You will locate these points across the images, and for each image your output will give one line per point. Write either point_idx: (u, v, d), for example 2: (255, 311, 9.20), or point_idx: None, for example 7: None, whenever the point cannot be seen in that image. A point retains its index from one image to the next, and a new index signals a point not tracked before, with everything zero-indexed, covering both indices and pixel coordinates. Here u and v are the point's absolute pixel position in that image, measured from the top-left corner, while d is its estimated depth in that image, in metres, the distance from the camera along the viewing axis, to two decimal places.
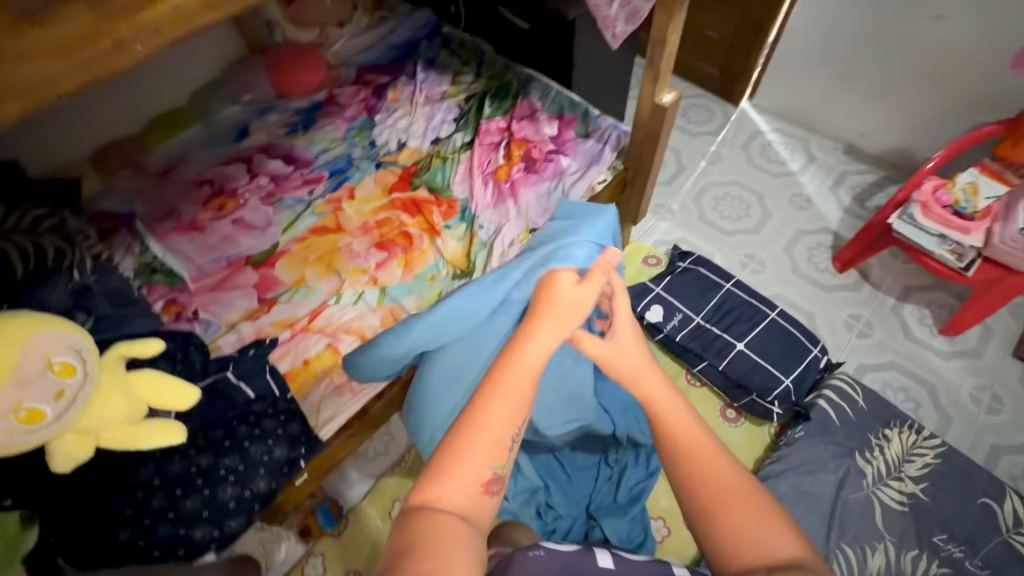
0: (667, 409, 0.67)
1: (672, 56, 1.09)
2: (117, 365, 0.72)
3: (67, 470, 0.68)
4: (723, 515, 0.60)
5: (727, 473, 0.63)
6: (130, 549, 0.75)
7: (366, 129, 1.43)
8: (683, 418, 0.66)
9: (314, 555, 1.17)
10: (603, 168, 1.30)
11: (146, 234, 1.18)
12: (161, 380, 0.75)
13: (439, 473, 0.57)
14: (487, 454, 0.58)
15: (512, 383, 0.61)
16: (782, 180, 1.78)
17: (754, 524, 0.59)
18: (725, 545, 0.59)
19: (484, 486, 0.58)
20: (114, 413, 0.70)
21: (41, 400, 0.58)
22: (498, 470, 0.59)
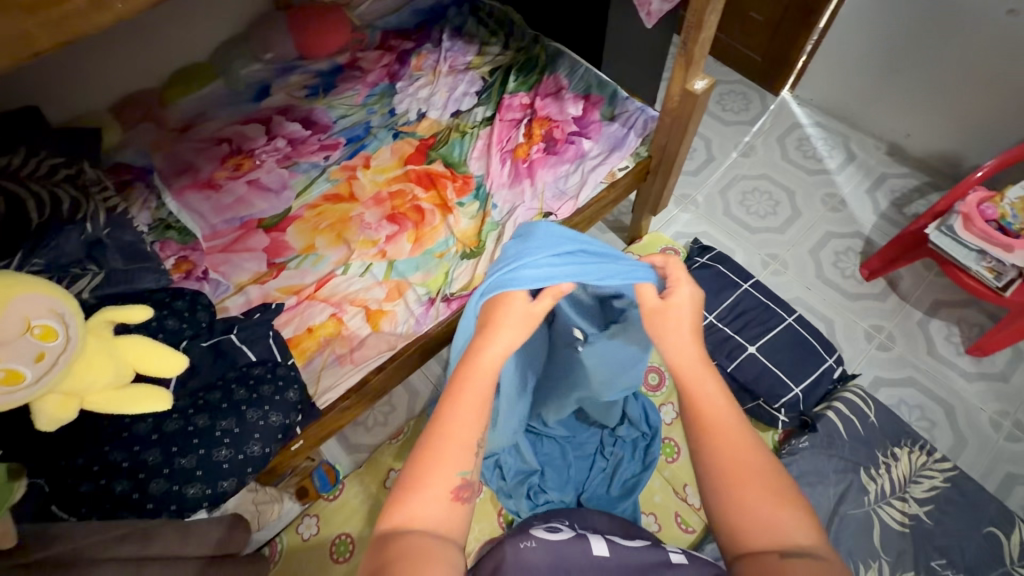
0: (698, 374, 0.65)
1: (709, 40, 1.03)
2: (104, 330, 0.72)
3: (51, 429, 0.68)
4: (737, 491, 0.58)
5: (746, 447, 0.61)
6: (125, 500, 0.76)
7: (386, 96, 1.40)
8: (709, 387, 0.65)
9: (309, 516, 1.18)
10: (626, 154, 1.24)
11: (162, 189, 1.19)
12: (149, 346, 0.75)
13: (411, 486, 0.58)
14: (451, 461, 0.59)
15: (472, 395, 0.63)
16: (816, 178, 1.69)
17: (767, 503, 0.58)
18: (737, 521, 0.58)
19: (454, 492, 0.58)
20: (98, 377, 0.70)
21: (20, 362, 0.56)
22: (466, 476, 0.60)
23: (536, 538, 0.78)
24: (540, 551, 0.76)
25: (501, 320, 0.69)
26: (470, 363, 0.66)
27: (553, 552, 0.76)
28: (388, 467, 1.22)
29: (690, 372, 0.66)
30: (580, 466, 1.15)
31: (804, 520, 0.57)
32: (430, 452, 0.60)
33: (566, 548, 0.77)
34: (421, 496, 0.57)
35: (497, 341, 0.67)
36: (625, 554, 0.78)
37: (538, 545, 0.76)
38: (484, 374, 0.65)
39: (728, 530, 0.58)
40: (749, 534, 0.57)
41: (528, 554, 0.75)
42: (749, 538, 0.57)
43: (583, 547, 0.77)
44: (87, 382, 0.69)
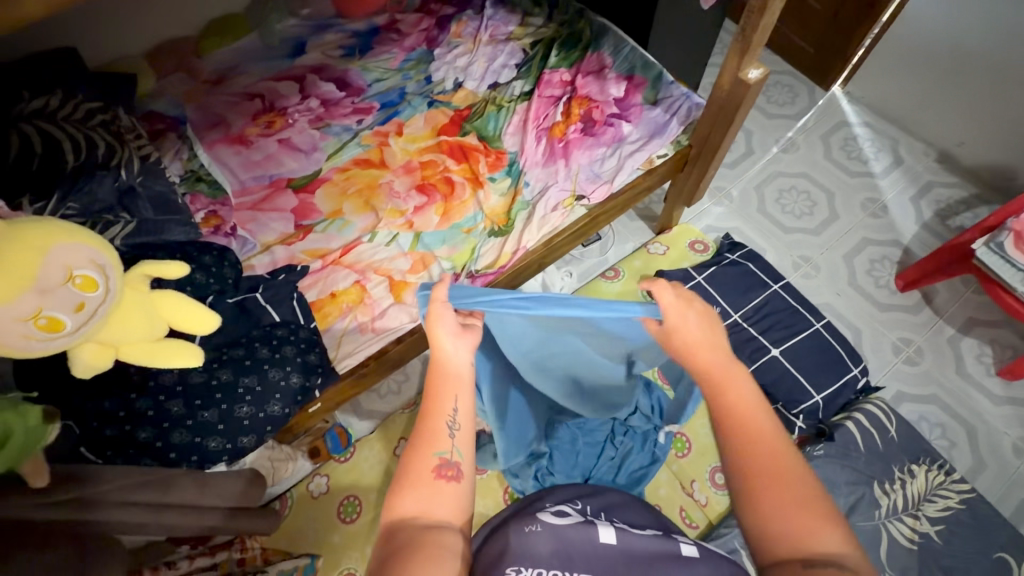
0: (724, 382, 0.66)
1: (769, 27, 0.97)
2: (141, 283, 0.71)
3: (87, 376, 0.69)
4: (767, 496, 0.58)
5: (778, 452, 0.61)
6: (148, 448, 0.78)
7: (423, 62, 1.36)
8: (741, 392, 0.65)
9: (320, 474, 1.19)
10: (666, 141, 1.20)
11: (195, 141, 1.18)
12: (183, 302, 0.75)
13: (402, 486, 0.63)
14: (430, 445, 0.64)
15: (436, 388, 0.68)
16: (859, 181, 1.63)
17: (796, 510, 0.57)
18: (764, 525, 0.58)
19: (435, 471, 0.63)
20: (136, 330, 0.70)
21: (61, 310, 0.56)
22: (443, 456, 0.64)
23: (543, 523, 0.78)
24: (546, 538, 0.76)
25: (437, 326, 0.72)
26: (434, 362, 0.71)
27: (559, 538, 0.76)
28: (399, 436, 1.24)
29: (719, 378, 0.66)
30: (588, 451, 1.13)
31: (836, 531, 0.56)
32: (415, 447, 0.65)
33: (574, 534, 0.76)
34: (412, 487, 0.63)
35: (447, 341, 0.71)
36: (633, 544, 0.77)
37: (543, 530, 0.77)
38: (450, 364, 0.70)
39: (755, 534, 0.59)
40: (776, 540, 0.57)
41: (533, 539, 0.76)
42: (776, 544, 0.57)
43: (590, 535, 0.76)
44: (123, 334, 0.69)
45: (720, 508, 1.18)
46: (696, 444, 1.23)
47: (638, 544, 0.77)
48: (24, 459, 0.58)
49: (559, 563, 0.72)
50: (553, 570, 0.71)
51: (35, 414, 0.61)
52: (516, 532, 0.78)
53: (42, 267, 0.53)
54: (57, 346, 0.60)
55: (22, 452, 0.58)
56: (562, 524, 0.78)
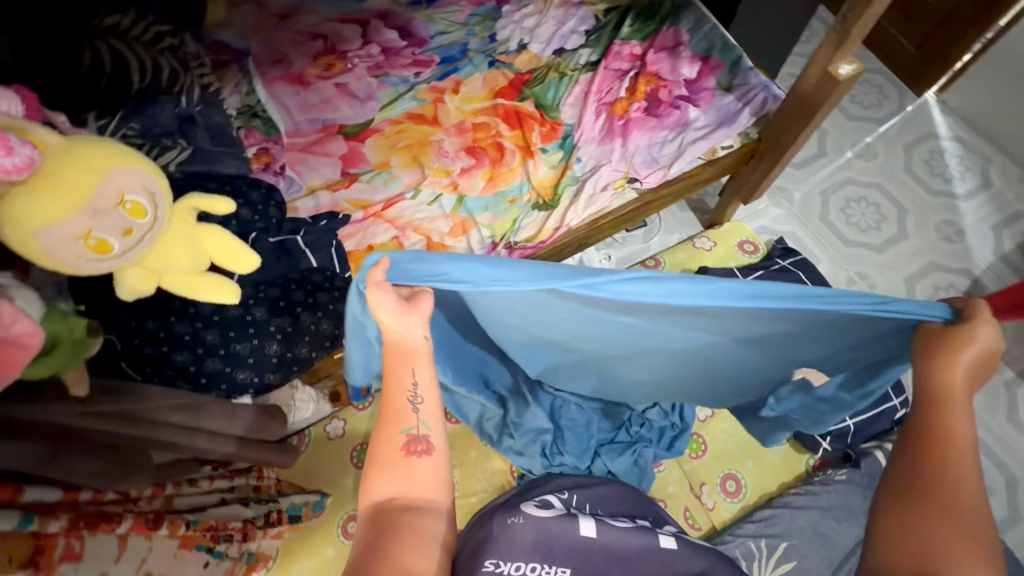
0: (946, 401, 0.59)
1: (872, 22, 0.87)
2: (189, 215, 0.71)
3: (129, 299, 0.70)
4: (925, 510, 0.55)
5: (964, 479, 0.56)
6: (182, 370, 0.81)
7: (490, 19, 1.31)
8: (957, 412, 0.58)
9: (337, 418, 1.24)
10: (734, 132, 1.13)
11: (255, 76, 1.18)
12: (227, 239, 0.75)
13: (371, 466, 0.60)
14: (392, 424, 0.61)
15: (390, 365, 0.63)
16: (938, 200, 1.50)
17: (956, 533, 0.52)
18: (910, 531, 0.54)
19: (404, 448, 0.60)
20: (180, 260, 0.70)
21: (109, 233, 0.56)
22: (410, 431, 0.61)
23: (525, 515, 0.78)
24: (529, 529, 0.75)
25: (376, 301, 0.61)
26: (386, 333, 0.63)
27: (543, 531, 0.75)
28: None
29: (943, 396, 0.59)
30: (600, 435, 1.12)
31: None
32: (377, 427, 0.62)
33: (556, 526, 0.77)
34: (379, 471, 0.60)
35: (386, 311, 0.61)
36: (621, 538, 0.77)
37: (524, 521, 0.76)
38: (399, 338, 0.62)
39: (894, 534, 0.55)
40: (911, 546, 0.54)
41: (516, 530, 0.74)
42: (910, 552, 0.53)
43: (573, 525, 0.77)
44: (168, 263, 0.70)
45: (727, 515, 1.15)
46: (712, 447, 1.20)
47: (621, 536, 0.78)
48: (71, 365, 0.62)
49: (538, 557, 0.71)
50: (534, 564, 0.70)
51: (81, 325, 0.64)
52: (498, 519, 0.76)
53: (93, 188, 0.54)
54: (105, 268, 0.61)
55: (71, 359, 0.61)
56: (541, 516, 0.78)
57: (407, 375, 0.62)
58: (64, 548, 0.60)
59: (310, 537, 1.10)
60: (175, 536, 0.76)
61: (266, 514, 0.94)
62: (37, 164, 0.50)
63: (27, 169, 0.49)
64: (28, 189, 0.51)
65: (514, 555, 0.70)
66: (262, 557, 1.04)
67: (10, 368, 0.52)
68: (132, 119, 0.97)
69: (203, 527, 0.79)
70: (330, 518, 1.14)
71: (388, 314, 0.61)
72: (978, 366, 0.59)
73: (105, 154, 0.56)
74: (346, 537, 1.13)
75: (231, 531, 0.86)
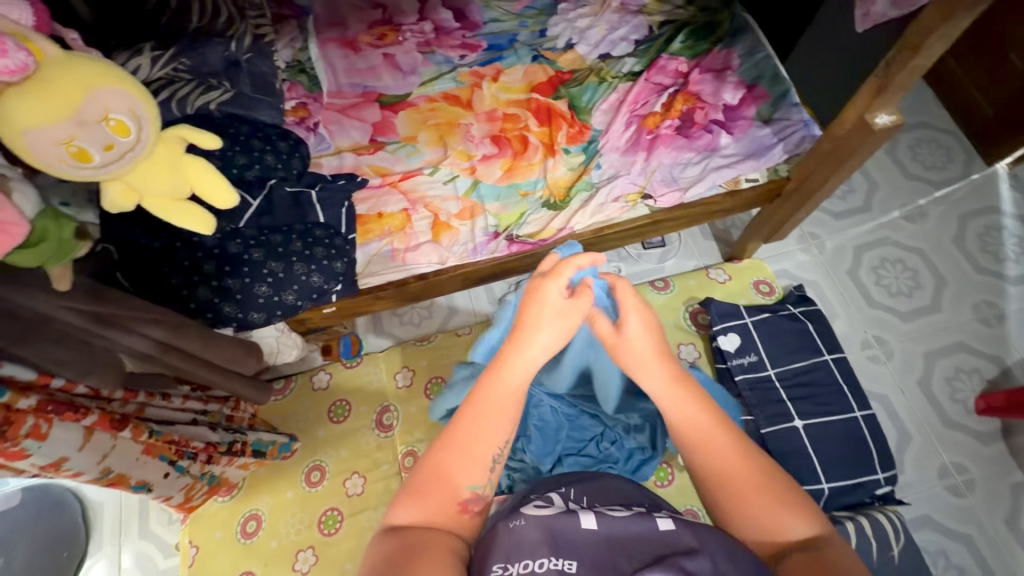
0: (634, 361, 0.65)
1: (919, 71, 0.84)
2: (174, 144, 0.69)
3: (112, 212, 0.70)
4: (740, 510, 0.58)
5: (710, 428, 0.61)
6: (176, 293, 0.89)
7: (545, 14, 1.31)
8: (644, 372, 0.64)
9: (323, 371, 1.29)
10: (762, 166, 1.09)
11: (310, 34, 1.24)
12: (210, 172, 0.74)
13: (409, 496, 0.57)
14: (458, 476, 0.57)
15: (488, 412, 0.60)
16: (982, 279, 1.40)
17: (761, 497, 0.57)
18: (737, 532, 0.58)
19: (461, 504, 0.57)
20: (160, 184, 0.69)
21: (92, 146, 0.56)
22: (476, 489, 0.58)
23: (526, 514, 0.58)
24: (530, 530, 0.55)
25: (536, 316, 0.63)
26: (495, 371, 0.61)
27: (547, 529, 0.55)
28: (403, 363, 1.30)
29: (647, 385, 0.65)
30: (568, 445, 1.02)
31: (811, 513, 0.56)
32: (438, 455, 0.59)
33: (559, 525, 0.56)
34: (421, 504, 0.56)
35: (535, 343, 0.62)
36: (622, 526, 0.55)
37: (528, 521, 0.57)
38: (502, 386, 0.61)
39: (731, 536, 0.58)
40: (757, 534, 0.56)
41: (515, 535, 0.55)
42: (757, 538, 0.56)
43: (574, 521, 0.56)
44: (150, 185, 0.68)
45: None
46: (679, 479, 1.17)
47: (620, 523, 0.56)
48: (56, 261, 0.65)
49: (543, 553, 0.53)
50: (538, 559, 0.52)
51: (69, 230, 0.66)
52: (501, 524, 0.58)
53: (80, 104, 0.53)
54: (85, 177, 0.60)
55: (56, 257, 0.65)
56: (543, 512, 0.58)
57: (503, 434, 0.60)
58: (31, 427, 0.66)
59: (276, 478, 1.19)
60: (138, 441, 0.82)
61: (230, 443, 1.02)
62: (31, 70, 0.50)
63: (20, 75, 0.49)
64: (20, 91, 0.50)
65: (518, 562, 0.52)
66: (226, 483, 1.12)
67: None
68: (183, 56, 1.08)
69: (164, 440, 0.86)
70: (298, 462, 1.20)
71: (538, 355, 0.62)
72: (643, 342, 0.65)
73: (97, 71, 0.55)
74: (307, 484, 1.18)
75: (194, 450, 0.93)
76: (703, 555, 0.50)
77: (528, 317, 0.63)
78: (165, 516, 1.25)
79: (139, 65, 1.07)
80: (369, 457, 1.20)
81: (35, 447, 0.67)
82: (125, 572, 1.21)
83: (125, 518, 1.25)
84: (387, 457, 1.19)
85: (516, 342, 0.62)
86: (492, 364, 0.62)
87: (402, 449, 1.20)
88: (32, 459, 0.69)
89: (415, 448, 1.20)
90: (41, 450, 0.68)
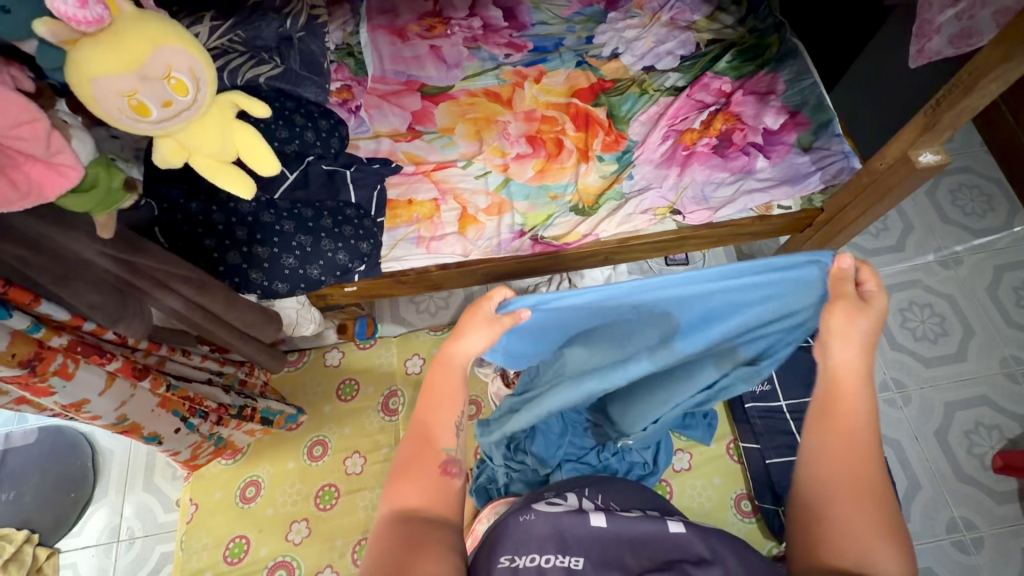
0: (845, 329, 0.61)
1: (969, 111, 0.83)
2: (228, 109, 0.71)
3: (160, 167, 0.71)
4: (842, 508, 0.56)
5: (863, 442, 0.59)
6: (206, 254, 0.92)
7: (593, 21, 1.32)
8: (841, 348, 0.61)
9: (337, 348, 1.32)
10: (796, 193, 1.08)
11: (361, 20, 1.26)
12: (258, 142, 0.75)
13: (395, 478, 0.58)
14: (430, 450, 0.59)
15: (439, 396, 0.62)
16: (1014, 334, 1.35)
17: (863, 518, 0.55)
18: (819, 534, 0.56)
19: (441, 468, 0.59)
20: (210, 147, 0.71)
21: (150, 100, 0.58)
22: (451, 452, 0.60)
23: (536, 510, 0.58)
24: (540, 525, 0.55)
25: (469, 319, 0.66)
26: (440, 362, 0.64)
27: (558, 525, 0.55)
28: (414, 351, 1.31)
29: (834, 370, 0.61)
30: (568, 450, 0.99)
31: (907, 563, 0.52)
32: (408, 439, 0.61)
33: (570, 520, 0.56)
34: (411, 487, 0.57)
35: (468, 336, 0.65)
36: (631, 526, 0.55)
37: (538, 516, 0.56)
38: (447, 370, 0.64)
39: (809, 537, 0.57)
40: (831, 543, 0.55)
41: (525, 529, 0.55)
42: (827, 545, 0.55)
43: (582, 520, 0.56)
44: (200, 146, 0.70)
45: None
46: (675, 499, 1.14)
47: (628, 524, 0.55)
48: (100, 208, 0.66)
49: (551, 549, 0.52)
50: (545, 554, 0.52)
51: (117, 180, 0.67)
52: (509, 518, 0.58)
53: (143, 57, 0.55)
54: (143, 131, 0.62)
55: (100, 207, 0.66)
56: (554, 509, 0.58)
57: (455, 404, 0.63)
58: (59, 365, 0.69)
59: (279, 447, 1.21)
60: (155, 393, 0.85)
61: (241, 407, 1.04)
62: (105, 24, 0.52)
63: (95, 25, 0.51)
64: (93, 42, 0.53)
65: (526, 555, 0.52)
66: (231, 446, 1.15)
67: (47, 194, 0.58)
68: (239, 28, 1.14)
69: (180, 395, 0.89)
70: (302, 435, 1.22)
71: (474, 348, 0.65)
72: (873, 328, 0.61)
73: (167, 32, 0.58)
74: (309, 458, 1.20)
75: (206, 410, 0.96)
76: (716, 564, 0.49)
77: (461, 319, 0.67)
78: (169, 472, 1.28)
79: (198, 33, 1.13)
80: (371, 438, 1.21)
81: (60, 385, 0.70)
82: (126, 521, 1.24)
83: (130, 468, 1.29)
84: (389, 441, 1.21)
85: (452, 339, 0.65)
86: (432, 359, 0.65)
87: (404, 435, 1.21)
88: (56, 397, 0.72)
89: None
90: (65, 388, 0.71)
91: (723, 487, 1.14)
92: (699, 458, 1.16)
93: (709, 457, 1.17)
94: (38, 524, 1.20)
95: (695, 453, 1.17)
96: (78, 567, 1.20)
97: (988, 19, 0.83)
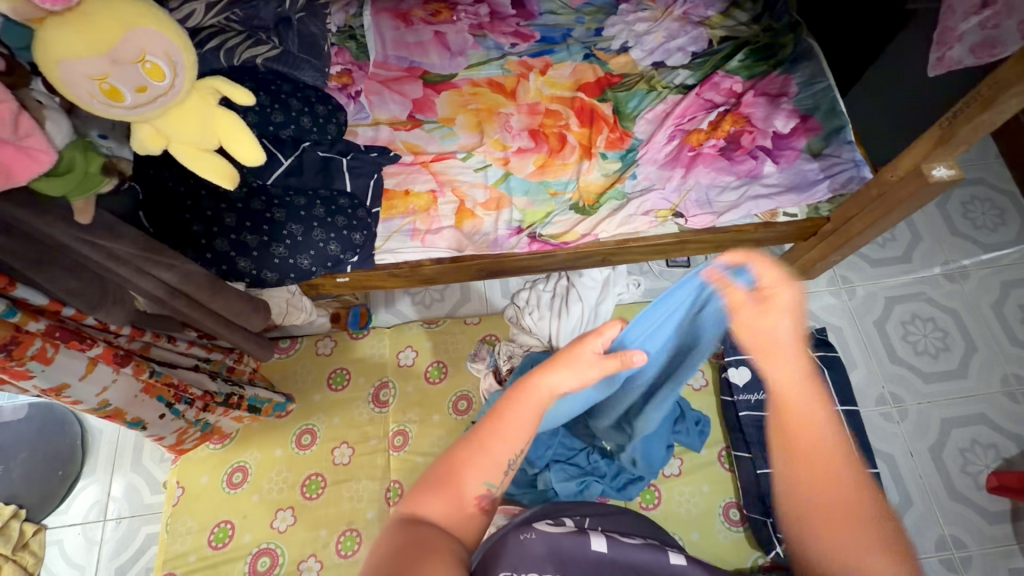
0: (772, 350, 0.62)
1: (984, 128, 0.80)
2: (210, 96, 0.69)
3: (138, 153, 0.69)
4: (827, 526, 0.51)
5: (830, 448, 0.55)
6: (194, 240, 0.92)
7: (603, 12, 1.28)
8: (784, 358, 0.61)
9: (328, 336, 1.30)
10: (803, 202, 1.05)
11: (365, 3, 1.23)
12: (242, 132, 0.72)
13: (424, 487, 0.54)
14: (472, 470, 0.55)
15: (510, 429, 0.57)
16: (1018, 352, 1.32)
17: (848, 534, 0.49)
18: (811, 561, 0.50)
19: (475, 499, 0.54)
20: (190, 134, 0.69)
21: (123, 84, 0.56)
22: (490, 488, 0.55)
23: (536, 529, 0.56)
24: (540, 543, 0.53)
25: (571, 357, 0.63)
26: (520, 389, 0.59)
27: (559, 545, 0.54)
28: (407, 343, 1.30)
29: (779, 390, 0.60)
30: (557, 450, 0.99)
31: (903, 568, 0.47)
32: (453, 453, 0.57)
33: (569, 541, 0.55)
34: (443, 497, 0.53)
35: (559, 372, 0.61)
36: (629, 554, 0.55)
37: (538, 535, 0.55)
38: (526, 410, 0.58)
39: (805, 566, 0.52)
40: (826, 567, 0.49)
41: (524, 547, 0.53)
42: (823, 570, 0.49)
43: (583, 544, 0.55)
44: (179, 132, 0.68)
45: None
46: (665, 504, 1.12)
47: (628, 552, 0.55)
48: (77, 193, 0.64)
49: (550, 568, 0.51)
50: None
51: (95, 164, 0.65)
52: (510, 535, 0.55)
53: (115, 41, 0.53)
54: (115, 116, 0.60)
55: (77, 191, 0.64)
56: (555, 530, 0.56)
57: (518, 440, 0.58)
58: (38, 349, 0.67)
59: (267, 435, 1.21)
60: (139, 378, 0.84)
61: (227, 395, 1.03)
62: (74, 3, 0.50)
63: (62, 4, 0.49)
64: (60, 22, 0.51)
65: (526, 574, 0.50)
66: (219, 432, 1.15)
67: (18, 176, 0.56)
68: (237, 6, 1.11)
69: (163, 382, 0.88)
70: (291, 423, 1.21)
71: (560, 386, 0.61)
72: (798, 315, 0.62)
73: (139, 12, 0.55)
74: (296, 446, 1.19)
75: (191, 396, 0.95)
76: None
77: (559, 355, 0.63)
78: (157, 453, 1.28)
79: (194, 10, 1.10)
80: (360, 429, 1.20)
81: (39, 369, 0.69)
82: (113, 500, 1.24)
83: (118, 448, 1.29)
84: (377, 432, 1.20)
85: (543, 369, 0.61)
86: (514, 385, 0.60)
87: (393, 426, 1.20)
88: (35, 381, 0.70)
89: (405, 428, 1.20)
90: (45, 373, 0.70)
91: (712, 494, 1.13)
92: (691, 465, 1.15)
93: (699, 464, 1.15)
94: (26, 500, 1.21)
95: (686, 459, 1.15)
96: (64, 544, 1.21)
97: (1014, 29, 0.80)
